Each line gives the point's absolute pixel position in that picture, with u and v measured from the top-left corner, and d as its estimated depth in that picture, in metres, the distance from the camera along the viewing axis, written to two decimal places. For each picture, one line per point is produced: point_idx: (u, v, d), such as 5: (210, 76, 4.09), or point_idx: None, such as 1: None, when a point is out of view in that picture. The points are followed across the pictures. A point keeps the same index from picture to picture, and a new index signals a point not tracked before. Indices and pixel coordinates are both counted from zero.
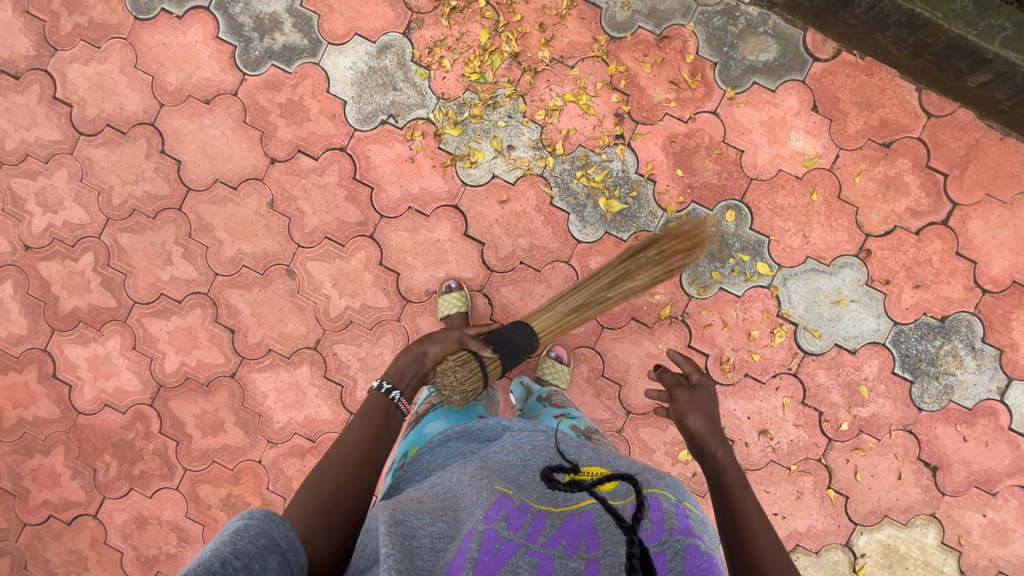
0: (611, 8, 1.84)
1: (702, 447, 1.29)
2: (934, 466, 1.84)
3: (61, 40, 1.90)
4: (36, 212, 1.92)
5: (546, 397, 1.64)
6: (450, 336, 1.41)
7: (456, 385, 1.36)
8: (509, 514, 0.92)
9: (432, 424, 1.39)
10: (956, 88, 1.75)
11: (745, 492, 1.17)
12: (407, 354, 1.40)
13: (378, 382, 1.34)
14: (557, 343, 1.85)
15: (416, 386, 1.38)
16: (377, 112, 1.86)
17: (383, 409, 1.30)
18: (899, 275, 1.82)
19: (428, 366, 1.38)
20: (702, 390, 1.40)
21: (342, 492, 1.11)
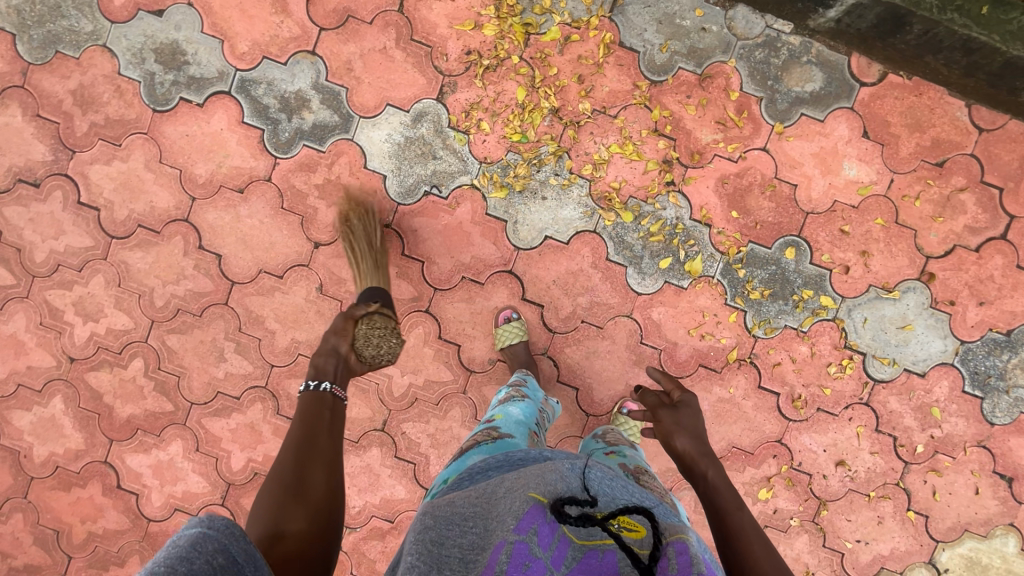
0: (650, 51, 1.78)
1: (691, 468, 1.30)
2: (1010, 477, 1.86)
3: (78, 141, 1.81)
4: (77, 322, 1.85)
5: (601, 434, 1.55)
6: (336, 320, 1.55)
7: (386, 336, 1.59)
8: (540, 529, 0.89)
9: (473, 453, 1.27)
10: (1008, 102, 1.72)
11: (740, 513, 1.17)
12: (318, 354, 1.48)
13: (304, 385, 1.41)
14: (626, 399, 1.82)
15: (343, 378, 1.46)
16: (419, 183, 1.81)
17: (320, 403, 1.36)
18: (962, 294, 1.82)
19: (347, 352, 1.50)
20: (685, 410, 1.43)
21: (307, 471, 1.17)
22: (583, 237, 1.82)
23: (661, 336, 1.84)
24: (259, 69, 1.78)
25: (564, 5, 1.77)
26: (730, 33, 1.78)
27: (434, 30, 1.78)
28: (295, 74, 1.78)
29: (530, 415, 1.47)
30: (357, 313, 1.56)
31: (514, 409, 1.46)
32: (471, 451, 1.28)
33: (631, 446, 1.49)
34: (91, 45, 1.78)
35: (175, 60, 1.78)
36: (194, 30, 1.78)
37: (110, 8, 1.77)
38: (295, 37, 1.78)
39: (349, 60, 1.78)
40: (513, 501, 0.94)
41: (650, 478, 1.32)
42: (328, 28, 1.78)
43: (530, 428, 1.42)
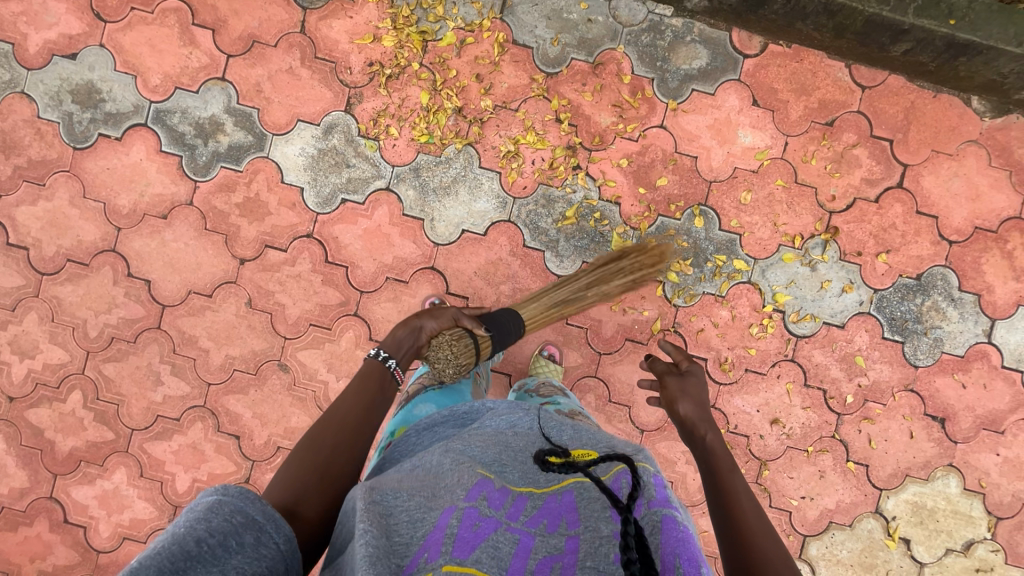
0: (542, 45, 1.87)
1: (693, 432, 1.33)
2: (942, 418, 1.89)
3: (3, 185, 1.87)
4: (13, 361, 1.88)
5: (535, 388, 1.65)
6: (445, 312, 1.53)
7: (450, 358, 1.50)
8: (489, 495, 0.92)
9: (420, 403, 1.51)
10: (883, 58, 1.81)
11: (734, 473, 1.20)
12: (404, 325, 1.50)
13: (373, 350, 1.42)
14: (549, 343, 1.88)
15: (408, 355, 1.47)
16: (335, 192, 1.87)
17: (379, 380, 1.37)
18: (869, 244, 1.88)
19: (424, 340, 1.50)
20: (693, 377, 1.46)
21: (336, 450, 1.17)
22: (499, 227, 1.88)
23: (585, 315, 1.89)
24: (172, 99, 1.86)
25: (456, 11, 1.86)
26: (615, 22, 1.87)
27: (336, 46, 1.87)
28: (207, 100, 1.86)
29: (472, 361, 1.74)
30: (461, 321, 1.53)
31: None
32: (419, 399, 1.54)
33: (564, 395, 1.59)
34: (10, 92, 1.86)
35: (91, 99, 1.86)
36: (107, 69, 1.86)
37: (25, 55, 1.85)
38: (204, 66, 1.86)
39: (258, 83, 1.86)
40: (461, 473, 0.96)
41: (585, 418, 1.46)
42: (235, 55, 1.86)
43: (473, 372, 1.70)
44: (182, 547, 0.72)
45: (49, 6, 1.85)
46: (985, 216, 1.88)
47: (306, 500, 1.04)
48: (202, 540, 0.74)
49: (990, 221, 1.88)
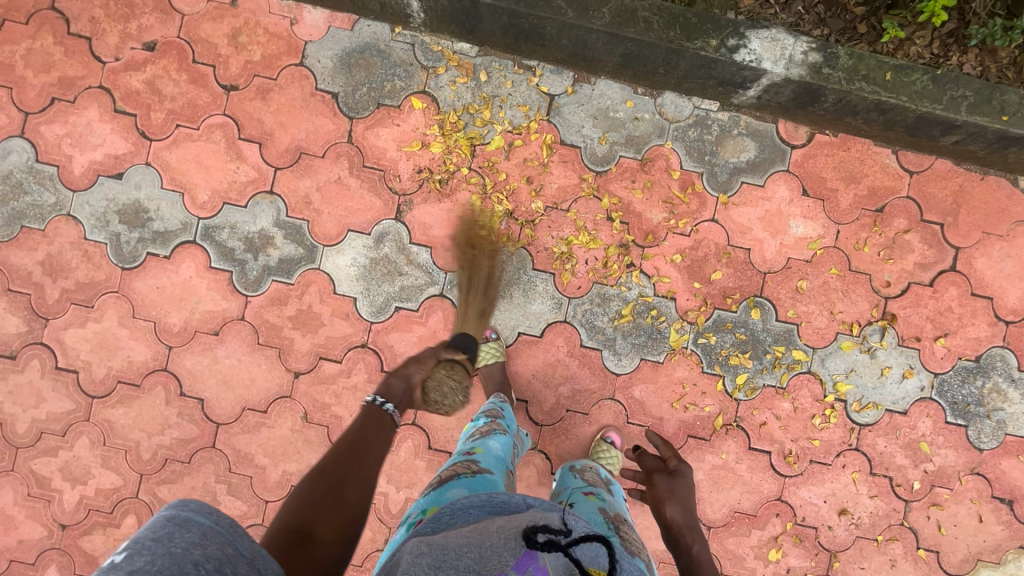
0: (590, 144, 1.87)
1: (678, 541, 1.34)
2: (1010, 500, 1.88)
3: (51, 309, 1.84)
4: (66, 487, 1.83)
5: (579, 468, 1.49)
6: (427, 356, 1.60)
7: (448, 393, 1.60)
8: (539, 571, 0.79)
9: (454, 487, 1.22)
10: (931, 146, 1.83)
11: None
12: (394, 375, 1.48)
13: (371, 396, 1.39)
14: (609, 429, 1.83)
15: (405, 402, 1.44)
16: (389, 301, 1.85)
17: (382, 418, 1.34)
18: (926, 328, 1.88)
19: (416, 382, 1.50)
20: (682, 479, 1.47)
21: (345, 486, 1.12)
22: (556, 328, 1.86)
23: (646, 413, 1.86)
24: (220, 215, 1.84)
25: (503, 114, 1.87)
26: (662, 118, 1.88)
27: (384, 154, 1.86)
28: (256, 214, 1.85)
29: (508, 451, 1.44)
30: (442, 356, 1.63)
31: (494, 441, 1.43)
32: (452, 483, 1.23)
33: (609, 488, 1.44)
34: (56, 215, 1.83)
35: (138, 218, 1.84)
36: (154, 187, 1.84)
37: (70, 178, 1.84)
38: (252, 180, 1.85)
39: (306, 194, 1.85)
40: (509, 538, 0.85)
41: (630, 529, 1.25)
42: (282, 167, 1.85)
43: (508, 466, 1.39)
44: (181, 567, 0.71)
45: (94, 127, 1.84)
46: None
47: (343, 499, 1.10)
48: (200, 564, 0.74)
49: None
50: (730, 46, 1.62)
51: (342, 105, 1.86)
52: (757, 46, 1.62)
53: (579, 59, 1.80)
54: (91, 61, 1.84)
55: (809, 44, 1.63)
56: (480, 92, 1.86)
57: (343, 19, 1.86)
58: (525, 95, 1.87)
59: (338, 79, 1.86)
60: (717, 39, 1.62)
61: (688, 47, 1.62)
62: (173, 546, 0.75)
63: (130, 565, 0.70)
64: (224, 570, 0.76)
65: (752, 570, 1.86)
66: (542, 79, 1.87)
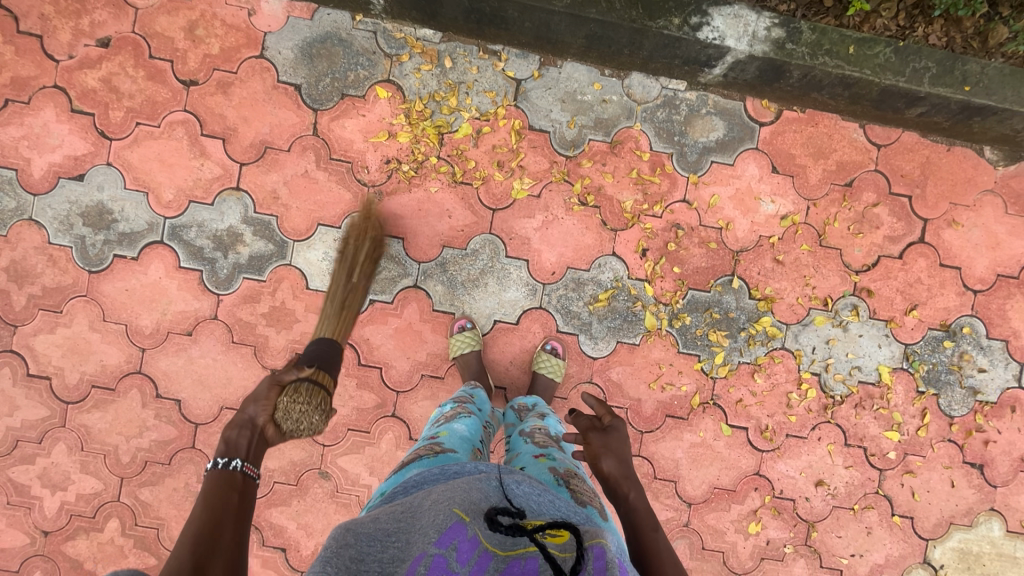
0: (559, 128, 1.86)
1: (615, 490, 1.29)
2: (981, 464, 1.92)
3: (19, 316, 1.81)
4: (45, 494, 1.82)
5: (528, 431, 1.48)
6: (262, 385, 1.43)
7: (304, 409, 1.48)
8: (461, 545, 0.85)
9: (413, 467, 1.24)
10: (896, 119, 1.83)
11: (656, 533, 1.19)
12: (230, 425, 1.32)
13: (213, 461, 1.21)
14: (552, 337, 1.85)
15: (257, 450, 1.30)
16: (363, 293, 1.84)
17: (229, 485, 1.17)
18: (897, 300, 1.90)
19: (263, 422, 1.35)
20: (615, 433, 1.39)
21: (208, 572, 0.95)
22: (531, 314, 1.87)
23: (624, 395, 1.88)
24: (187, 214, 1.82)
25: (470, 101, 1.85)
26: (630, 100, 1.87)
27: (351, 145, 1.84)
28: (224, 212, 1.82)
29: (474, 431, 1.44)
30: (284, 379, 1.46)
31: (459, 424, 1.43)
32: (412, 465, 1.25)
33: (559, 447, 1.43)
34: (18, 220, 1.80)
35: (103, 221, 1.81)
36: (117, 188, 1.81)
37: (30, 181, 1.80)
38: (217, 176, 1.82)
39: (274, 189, 1.83)
40: (438, 515, 0.90)
41: (580, 482, 1.29)
42: (248, 162, 1.82)
43: (473, 446, 1.40)
44: None
45: (51, 128, 1.80)
46: (1006, 262, 1.91)
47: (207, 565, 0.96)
48: None
49: (1011, 267, 1.92)
50: (692, 24, 1.61)
51: (306, 97, 1.83)
52: (720, 24, 1.61)
53: (544, 43, 1.78)
54: (44, 60, 1.79)
55: (772, 19, 1.62)
56: (446, 79, 1.84)
57: (303, 9, 1.82)
58: (491, 80, 1.85)
59: (300, 71, 1.82)
60: (680, 17, 1.60)
61: (651, 27, 1.60)
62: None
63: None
64: None
65: (733, 543, 1.90)
66: (507, 63, 1.85)
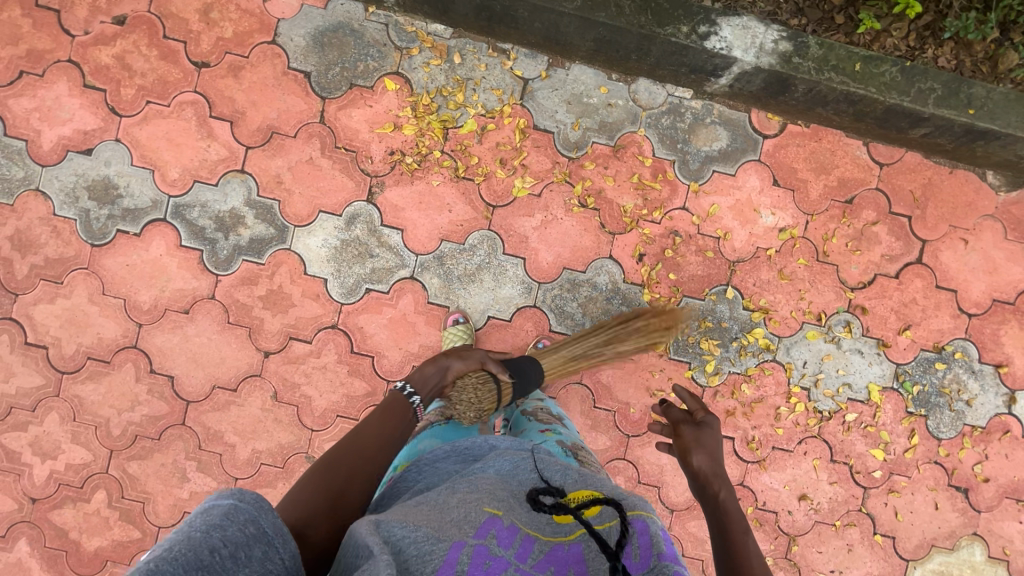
0: (563, 130, 1.87)
1: (704, 487, 1.30)
2: (965, 488, 1.92)
3: (20, 285, 1.83)
4: (36, 462, 1.85)
5: (530, 410, 1.54)
6: (472, 355, 1.50)
7: (473, 402, 1.44)
8: (499, 533, 0.89)
9: (424, 439, 1.34)
10: (900, 138, 1.84)
11: (746, 536, 1.16)
12: (432, 363, 1.46)
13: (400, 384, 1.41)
14: (544, 335, 1.86)
15: (435, 390, 1.43)
16: (359, 282, 1.86)
17: (404, 408, 1.34)
18: (891, 319, 1.90)
19: (448, 381, 1.45)
20: (709, 429, 1.41)
21: (348, 488, 1.10)
22: (524, 312, 1.88)
23: (613, 398, 1.89)
24: (191, 193, 1.84)
25: (477, 97, 1.86)
26: (635, 105, 1.88)
27: (356, 135, 1.86)
28: (227, 193, 1.84)
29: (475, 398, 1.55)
30: (487, 366, 1.48)
31: None
32: (422, 437, 1.35)
33: (563, 424, 1.50)
34: (24, 190, 1.82)
35: (108, 195, 1.83)
36: (124, 164, 1.83)
37: (39, 152, 1.82)
38: (222, 158, 1.84)
39: (278, 174, 1.85)
40: (469, 509, 0.92)
41: (588, 454, 1.38)
42: (253, 146, 1.84)
43: None
44: (196, 556, 0.69)
45: (63, 101, 1.82)
46: (1003, 288, 1.91)
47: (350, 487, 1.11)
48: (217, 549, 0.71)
49: (1008, 293, 1.92)
50: (700, 33, 1.62)
51: (314, 85, 1.85)
52: (728, 34, 1.62)
53: (553, 44, 1.79)
54: (60, 34, 1.82)
55: (780, 32, 1.63)
56: (454, 75, 1.86)
57: None
58: (499, 78, 1.86)
59: (310, 59, 1.84)
60: (688, 25, 1.62)
61: (660, 33, 1.61)
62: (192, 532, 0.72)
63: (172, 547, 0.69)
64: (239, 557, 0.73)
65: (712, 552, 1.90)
66: (516, 62, 1.86)
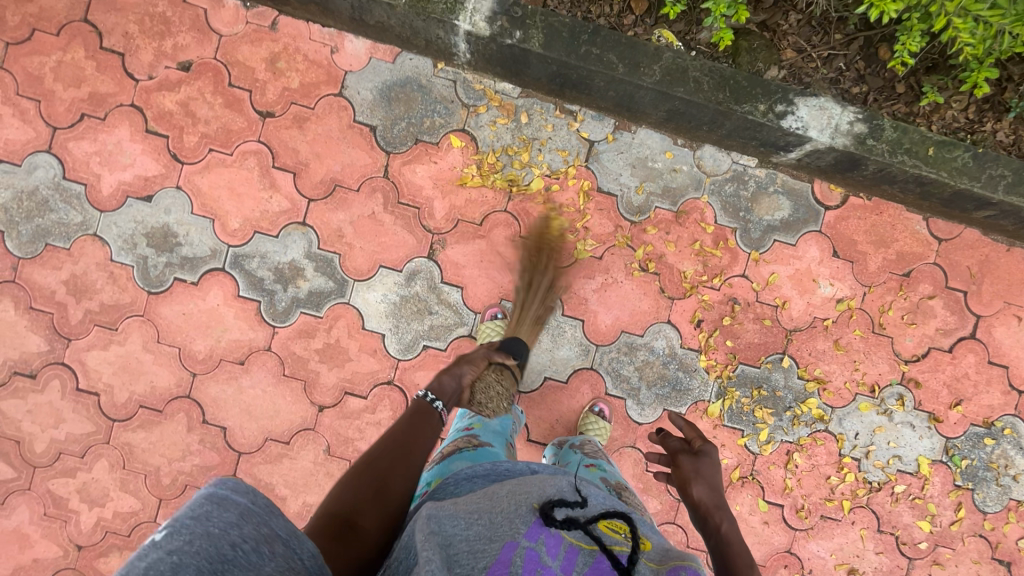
0: (627, 193, 1.87)
1: (706, 519, 1.26)
2: (1008, 561, 1.94)
3: (73, 330, 1.81)
4: (83, 509, 1.82)
5: (578, 444, 1.54)
6: (479, 355, 1.60)
7: (492, 396, 1.54)
8: (548, 540, 0.86)
9: (456, 461, 1.27)
10: (961, 216, 1.86)
11: (752, 568, 1.12)
12: (446, 371, 1.49)
13: (423, 391, 1.39)
14: (601, 399, 1.86)
15: (453, 401, 1.44)
16: (417, 338, 1.85)
17: (426, 417, 1.33)
18: (942, 393, 1.92)
19: (466, 385, 1.49)
20: (707, 458, 1.37)
21: (393, 477, 1.12)
22: (581, 375, 1.87)
23: None
24: (251, 243, 1.82)
25: (542, 157, 1.86)
26: (699, 171, 1.88)
27: (420, 191, 1.85)
28: (287, 245, 1.83)
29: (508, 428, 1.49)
30: (494, 358, 1.61)
31: (493, 419, 1.49)
32: (452, 458, 1.28)
33: (608, 459, 1.49)
34: (82, 235, 1.80)
35: (167, 243, 1.81)
36: (184, 212, 1.81)
37: (99, 197, 1.80)
38: (284, 210, 1.83)
39: (339, 228, 1.83)
40: (519, 508, 0.90)
41: (631, 495, 1.33)
42: (316, 199, 1.83)
43: (507, 440, 1.45)
44: (218, 552, 0.63)
45: (124, 146, 1.80)
46: None
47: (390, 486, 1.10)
48: (231, 554, 0.64)
49: None
50: (777, 112, 1.62)
51: (380, 139, 1.83)
52: (805, 114, 1.63)
53: (623, 109, 1.79)
54: (124, 79, 1.80)
55: (855, 114, 1.64)
56: (520, 134, 1.85)
57: (386, 51, 1.82)
58: (565, 139, 1.86)
59: (376, 113, 1.83)
60: (766, 104, 1.62)
61: (737, 110, 1.61)
62: (208, 526, 0.64)
63: (166, 545, 0.61)
64: (261, 551, 0.67)
65: None
66: (583, 124, 1.86)
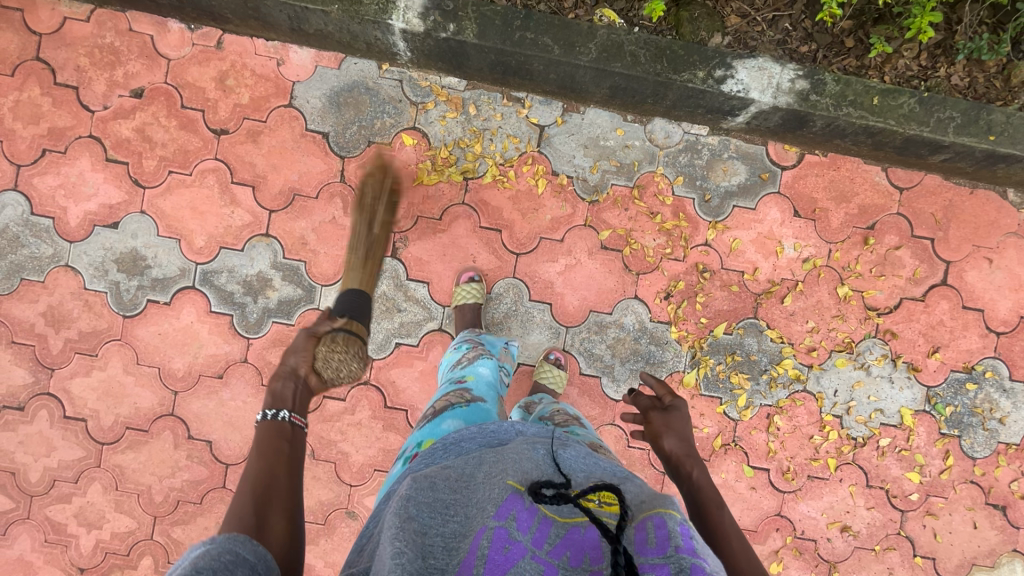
0: (582, 174, 1.88)
1: (677, 469, 1.24)
2: (1003, 505, 1.92)
3: (56, 359, 1.86)
4: (81, 532, 1.87)
5: (548, 414, 1.51)
6: (300, 340, 1.49)
7: (343, 360, 1.51)
8: (519, 515, 0.85)
9: (447, 418, 1.31)
10: (919, 163, 1.85)
11: (720, 511, 1.11)
12: (275, 378, 1.39)
13: (261, 414, 1.28)
14: (555, 348, 1.86)
15: (301, 401, 1.36)
16: (388, 337, 1.88)
17: (278, 432, 1.24)
18: (919, 342, 1.91)
19: (304, 373, 1.42)
20: (677, 412, 1.35)
21: (270, 501, 1.05)
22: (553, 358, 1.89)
23: None
24: (218, 259, 1.86)
25: (495, 147, 1.87)
26: (652, 144, 1.89)
27: None
28: (253, 257, 1.86)
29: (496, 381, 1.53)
30: (319, 331, 1.53)
31: (483, 369, 1.53)
32: (446, 414, 1.32)
33: (580, 425, 1.47)
34: (55, 266, 1.85)
35: (137, 266, 1.85)
36: (150, 235, 1.85)
37: (67, 228, 1.85)
38: (247, 223, 1.86)
39: (302, 235, 1.86)
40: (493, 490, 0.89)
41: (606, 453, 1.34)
42: (276, 210, 1.86)
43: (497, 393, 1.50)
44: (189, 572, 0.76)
45: (87, 177, 1.85)
46: None
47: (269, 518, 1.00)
48: (204, 567, 0.78)
49: None
50: (717, 77, 1.62)
51: (333, 145, 1.86)
52: (744, 76, 1.63)
53: (568, 91, 1.81)
54: (80, 111, 1.84)
55: (796, 71, 1.64)
56: (470, 126, 1.87)
57: (331, 58, 1.85)
58: (515, 126, 1.87)
59: (327, 119, 1.86)
60: (704, 70, 1.62)
61: (676, 79, 1.62)
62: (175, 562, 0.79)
63: None
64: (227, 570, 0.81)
65: None
66: (532, 110, 1.88)
